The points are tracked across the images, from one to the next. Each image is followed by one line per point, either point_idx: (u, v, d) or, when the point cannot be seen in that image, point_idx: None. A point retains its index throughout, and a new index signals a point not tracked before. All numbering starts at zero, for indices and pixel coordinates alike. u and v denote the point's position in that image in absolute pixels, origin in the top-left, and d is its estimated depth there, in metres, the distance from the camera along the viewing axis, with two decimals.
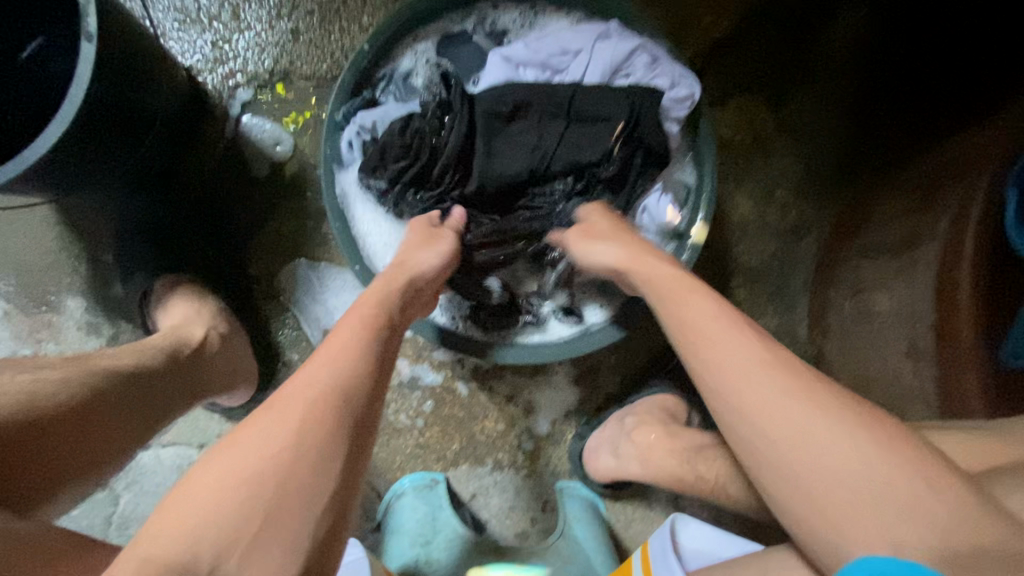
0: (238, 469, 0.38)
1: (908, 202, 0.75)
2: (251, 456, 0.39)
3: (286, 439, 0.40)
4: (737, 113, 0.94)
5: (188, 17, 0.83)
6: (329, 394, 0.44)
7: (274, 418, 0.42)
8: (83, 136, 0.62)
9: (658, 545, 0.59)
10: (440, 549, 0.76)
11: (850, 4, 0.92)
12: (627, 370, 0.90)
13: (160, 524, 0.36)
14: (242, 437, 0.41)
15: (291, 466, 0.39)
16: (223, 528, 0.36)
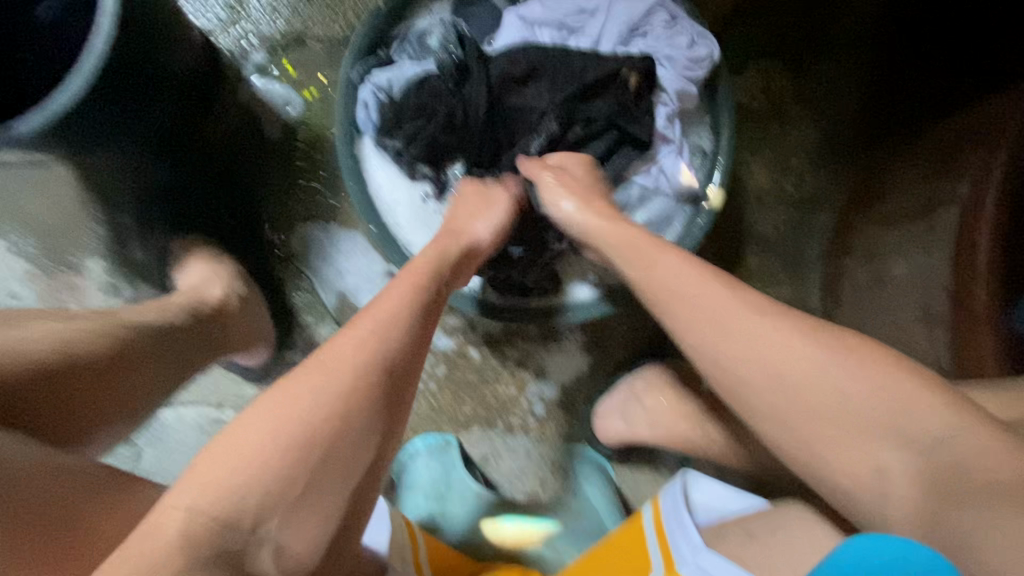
0: (290, 419, 0.41)
1: (926, 168, 0.75)
2: (308, 403, 0.42)
3: (331, 406, 0.43)
4: (755, 79, 0.92)
5: None
6: (370, 363, 0.46)
7: (318, 382, 0.44)
8: (107, 91, 0.62)
9: (670, 502, 0.60)
10: (454, 505, 0.78)
11: None
12: (638, 336, 0.91)
13: (205, 475, 0.38)
14: (285, 389, 0.43)
15: (347, 412, 0.43)
16: (268, 488, 0.38)
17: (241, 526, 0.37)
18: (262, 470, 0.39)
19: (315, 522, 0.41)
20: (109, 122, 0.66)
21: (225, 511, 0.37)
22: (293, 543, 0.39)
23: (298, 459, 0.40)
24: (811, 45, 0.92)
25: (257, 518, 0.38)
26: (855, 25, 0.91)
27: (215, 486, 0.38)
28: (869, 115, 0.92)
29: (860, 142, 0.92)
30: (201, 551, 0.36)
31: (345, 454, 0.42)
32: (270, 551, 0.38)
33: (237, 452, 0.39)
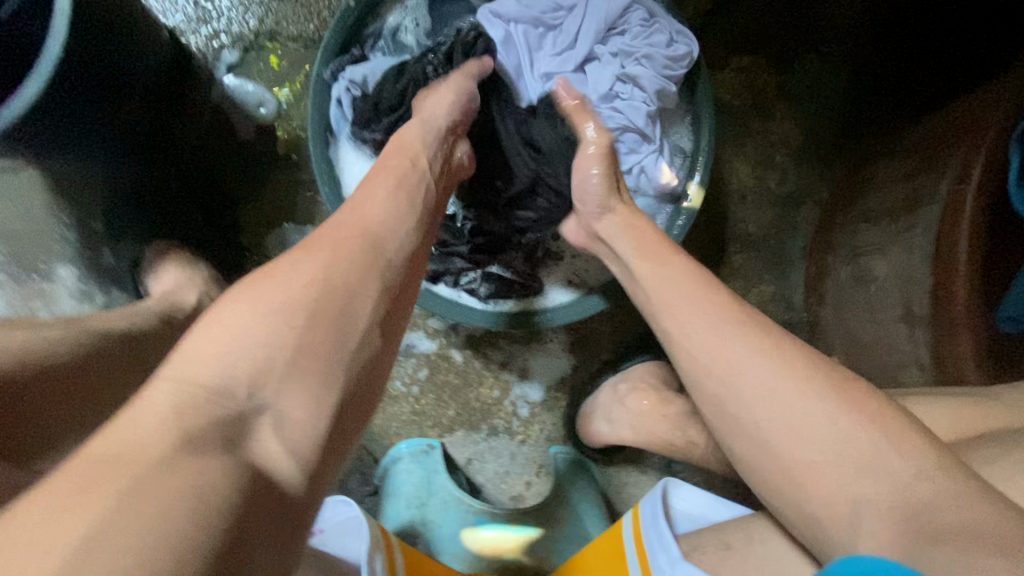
0: (275, 293, 0.39)
1: (908, 165, 0.75)
2: (294, 282, 0.40)
3: (315, 278, 0.41)
4: (737, 75, 0.91)
5: None
6: (359, 241, 0.45)
7: (303, 262, 0.42)
8: (67, 92, 0.60)
9: (649, 509, 0.60)
10: (435, 511, 0.77)
11: None
12: (622, 337, 0.90)
13: (188, 353, 0.35)
14: (265, 278, 0.41)
15: (339, 282, 0.42)
16: (256, 361, 0.36)
17: (232, 396, 0.34)
18: (245, 350, 0.36)
19: (313, 394, 0.37)
20: (72, 124, 0.64)
21: (210, 386, 0.34)
22: (296, 414, 0.36)
23: (280, 329, 0.38)
24: (795, 39, 0.91)
25: (249, 389, 0.35)
26: (840, 18, 0.90)
27: (204, 360, 0.35)
28: (853, 110, 0.91)
29: (843, 138, 0.91)
30: (192, 421, 0.32)
31: (336, 317, 0.40)
32: (268, 425, 0.35)
33: (215, 336, 0.36)
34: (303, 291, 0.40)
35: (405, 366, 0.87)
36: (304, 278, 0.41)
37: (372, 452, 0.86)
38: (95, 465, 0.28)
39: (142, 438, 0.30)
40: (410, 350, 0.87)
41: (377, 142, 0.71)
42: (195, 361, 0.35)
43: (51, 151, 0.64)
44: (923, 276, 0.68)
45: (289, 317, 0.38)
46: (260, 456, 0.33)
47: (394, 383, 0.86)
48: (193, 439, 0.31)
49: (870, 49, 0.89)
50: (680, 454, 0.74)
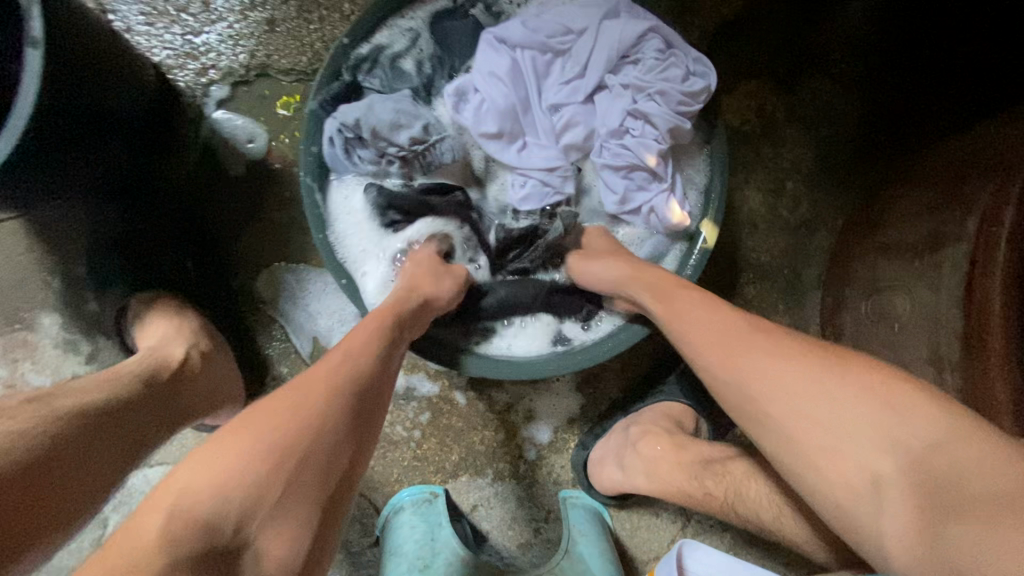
0: (262, 434, 0.42)
1: (930, 197, 0.71)
2: (279, 419, 0.44)
3: (301, 416, 0.44)
4: (745, 100, 0.88)
5: (155, 9, 0.77)
6: (339, 379, 0.48)
7: (291, 396, 0.45)
8: (48, 135, 0.57)
9: (664, 575, 0.58)
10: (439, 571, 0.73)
11: None
12: (632, 374, 0.87)
13: (177, 496, 0.39)
14: (260, 408, 0.45)
15: (322, 430, 0.44)
16: (246, 492, 0.40)
17: (220, 535, 0.38)
18: (244, 474, 0.40)
19: (294, 525, 0.41)
20: (54, 168, 0.60)
21: (202, 521, 0.38)
22: (275, 550, 0.40)
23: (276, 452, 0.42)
24: (806, 60, 0.88)
25: (235, 526, 0.39)
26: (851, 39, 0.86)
27: (197, 490, 0.39)
28: (869, 134, 0.88)
29: (859, 162, 0.88)
30: (182, 554, 0.36)
31: (320, 466, 0.43)
32: (252, 556, 0.39)
33: (221, 461, 0.41)
34: (300, 416, 0.44)
35: (406, 410, 0.83)
36: (307, 404, 0.45)
37: (373, 501, 0.82)
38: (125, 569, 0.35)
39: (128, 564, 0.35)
40: (412, 393, 0.83)
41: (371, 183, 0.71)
42: (202, 482, 0.40)
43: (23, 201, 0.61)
44: (952, 317, 0.64)
45: (287, 451, 0.42)
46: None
47: (394, 428, 0.83)
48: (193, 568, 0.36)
49: (883, 69, 0.87)
50: (699, 506, 0.70)
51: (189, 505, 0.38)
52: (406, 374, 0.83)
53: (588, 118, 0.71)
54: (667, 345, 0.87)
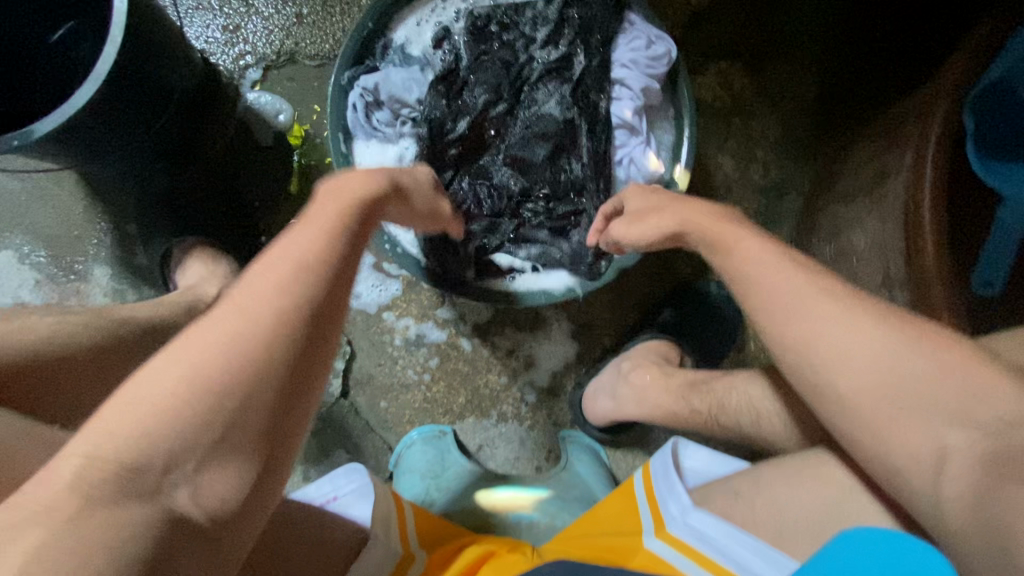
0: (195, 368, 0.38)
1: (876, 146, 0.81)
2: (218, 344, 0.39)
3: (241, 345, 0.40)
4: (717, 78, 0.99)
5: (201, 4, 0.89)
6: (291, 293, 0.44)
7: (224, 328, 0.41)
8: (110, 97, 0.67)
9: (659, 464, 0.62)
10: (449, 481, 0.80)
11: None
12: (622, 323, 0.95)
13: (99, 432, 0.35)
14: (192, 338, 0.40)
15: (256, 355, 0.40)
16: (179, 436, 0.36)
17: (149, 471, 0.35)
18: (158, 421, 0.36)
19: (235, 469, 0.38)
20: (111, 127, 0.70)
21: (122, 467, 0.34)
22: (213, 487, 0.37)
23: (198, 406, 0.37)
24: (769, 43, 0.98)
25: (166, 466, 0.36)
26: (808, 24, 0.98)
27: (123, 431, 0.35)
28: (827, 107, 0.98)
29: (819, 132, 0.98)
30: (100, 483, 0.33)
31: (270, 394, 0.40)
32: (186, 496, 0.36)
33: (130, 401, 0.36)
34: (213, 375, 0.38)
35: (417, 355, 0.90)
36: (228, 353, 0.39)
37: (386, 440, 0.89)
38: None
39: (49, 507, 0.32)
40: (421, 340, 0.91)
41: (390, 137, 0.79)
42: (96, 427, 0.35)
43: (91, 149, 0.71)
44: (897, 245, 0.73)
45: (197, 407, 0.37)
46: (179, 510, 0.36)
47: (406, 372, 0.90)
48: (108, 500, 0.33)
49: (838, 48, 0.97)
50: (686, 423, 0.77)
51: (112, 446, 0.35)
52: (416, 322, 0.90)
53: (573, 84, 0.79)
54: (654, 297, 0.95)
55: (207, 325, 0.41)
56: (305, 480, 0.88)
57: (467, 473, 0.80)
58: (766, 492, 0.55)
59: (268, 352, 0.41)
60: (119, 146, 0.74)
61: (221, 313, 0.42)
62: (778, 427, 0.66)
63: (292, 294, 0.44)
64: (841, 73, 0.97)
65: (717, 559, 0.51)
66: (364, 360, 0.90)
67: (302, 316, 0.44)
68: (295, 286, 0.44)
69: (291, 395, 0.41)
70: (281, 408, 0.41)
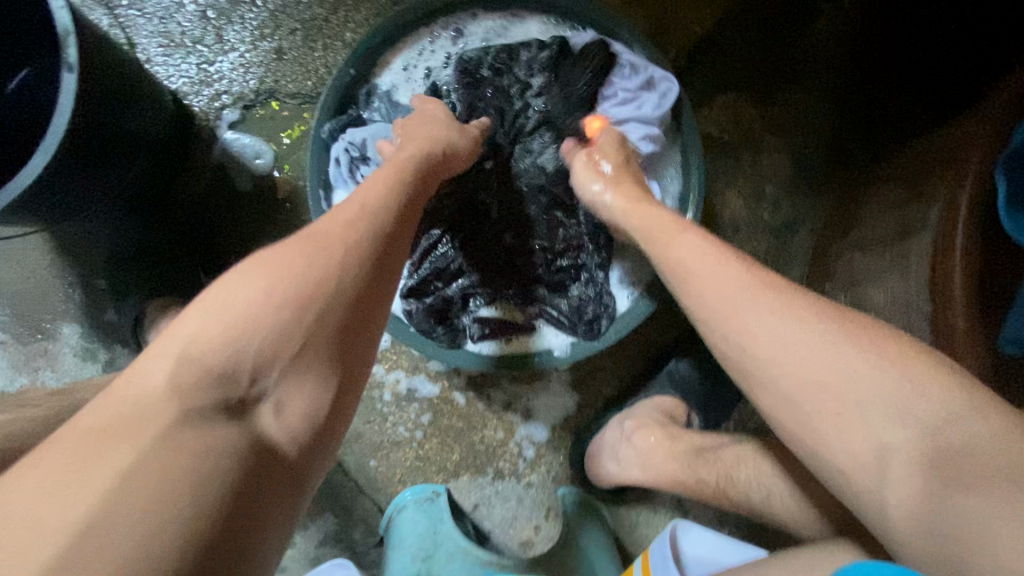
0: (282, 276, 0.40)
1: (898, 193, 0.76)
2: (293, 273, 0.41)
3: (316, 267, 0.42)
4: (724, 112, 0.93)
5: (172, 42, 0.84)
6: (354, 234, 0.46)
7: (306, 248, 0.43)
8: (68, 160, 0.61)
9: (658, 553, 0.58)
10: (441, 563, 0.76)
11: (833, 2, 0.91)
12: (625, 372, 0.90)
13: (184, 341, 0.37)
14: (270, 261, 0.42)
15: (329, 280, 0.42)
16: (264, 341, 0.38)
17: (240, 375, 0.37)
18: (243, 329, 0.38)
19: (313, 387, 0.40)
20: (73, 189, 0.64)
21: (211, 372, 0.36)
22: (296, 398, 0.39)
23: (278, 324, 0.39)
24: (779, 75, 0.93)
25: (255, 370, 0.37)
26: (821, 54, 0.92)
27: (213, 330, 0.37)
28: (841, 142, 0.92)
29: (833, 168, 0.93)
30: (193, 398, 0.35)
31: (336, 327, 0.42)
32: (270, 410, 0.38)
33: (213, 312, 0.38)
34: (290, 297, 0.40)
35: (408, 411, 0.86)
36: (299, 281, 0.41)
37: (376, 501, 0.85)
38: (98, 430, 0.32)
39: (135, 414, 0.33)
40: (413, 395, 0.86)
41: None
42: (186, 331, 0.37)
43: (53, 212, 0.66)
44: (922, 304, 0.68)
45: (277, 325, 0.39)
46: (264, 425, 0.37)
47: (396, 429, 0.86)
48: (202, 412, 0.34)
49: (853, 79, 0.91)
50: (693, 492, 0.71)
51: (197, 349, 0.36)
52: (407, 376, 0.86)
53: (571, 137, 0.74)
54: (658, 344, 0.90)
55: (273, 255, 0.43)
56: (292, 545, 0.84)
57: (461, 554, 0.76)
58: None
59: (339, 289, 0.42)
60: (80, 202, 0.68)
61: (286, 248, 0.43)
62: (795, 511, 0.61)
63: (354, 238, 0.45)
64: (855, 106, 0.92)
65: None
66: (353, 417, 0.85)
67: (365, 253, 0.45)
68: (357, 233, 0.46)
69: (356, 325, 0.43)
70: (350, 334, 0.42)
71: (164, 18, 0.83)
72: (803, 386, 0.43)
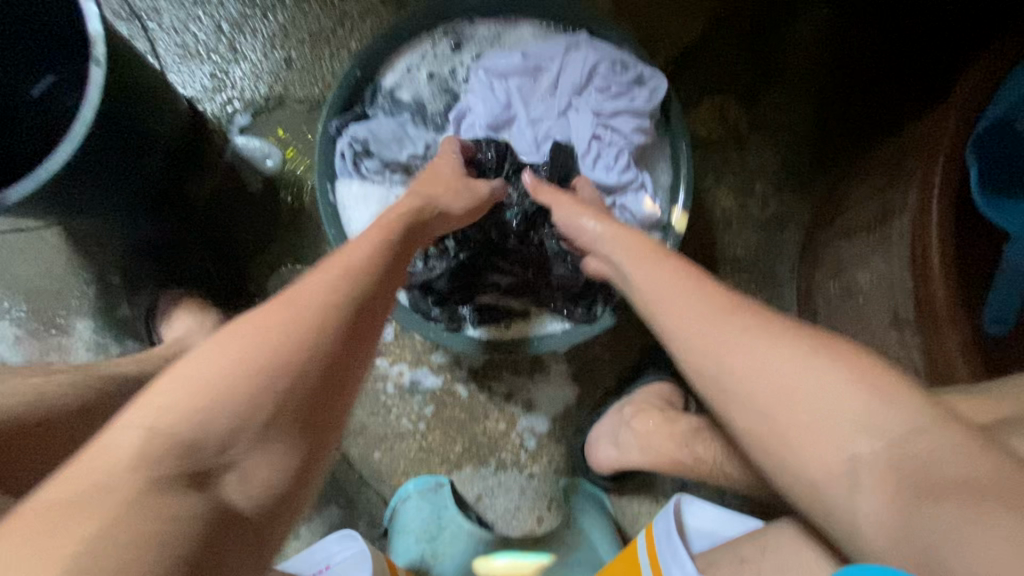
0: (258, 344, 0.40)
1: (878, 181, 0.79)
2: (271, 333, 0.41)
3: (295, 332, 0.42)
4: (712, 113, 0.98)
5: (188, 52, 0.89)
6: (338, 296, 0.46)
7: (287, 314, 0.43)
8: (87, 154, 0.65)
9: (663, 526, 0.57)
10: (447, 546, 0.77)
11: (810, 9, 0.96)
12: (623, 363, 0.91)
13: (165, 400, 0.37)
14: (249, 328, 0.42)
15: (309, 346, 0.42)
16: (234, 409, 0.37)
17: (206, 450, 0.36)
18: (215, 397, 0.37)
19: (285, 447, 0.39)
20: (89, 181, 0.67)
21: (182, 439, 0.35)
22: (261, 473, 0.38)
23: (238, 397, 0.38)
24: (763, 77, 0.97)
25: (224, 441, 0.37)
26: (801, 58, 0.97)
27: (190, 397, 0.37)
28: (825, 140, 0.97)
29: (817, 164, 0.97)
30: (159, 467, 0.34)
31: (313, 390, 0.41)
32: (234, 478, 0.37)
33: (188, 377, 0.38)
34: (250, 368, 0.39)
35: (411, 403, 0.87)
36: (262, 350, 0.40)
37: (380, 492, 0.86)
38: (72, 500, 0.32)
39: (99, 484, 0.32)
40: (416, 387, 0.88)
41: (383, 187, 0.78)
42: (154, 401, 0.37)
43: (70, 205, 0.69)
44: (905, 283, 0.71)
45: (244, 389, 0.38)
46: (226, 499, 0.36)
47: (400, 421, 0.87)
48: (166, 482, 0.34)
49: (832, 81, 0.96)
50: (689, 472, 0.73)
51: (165, 418, 0.36)
52: (410, 369, 0.88)
53: (565, 131, 0.77)
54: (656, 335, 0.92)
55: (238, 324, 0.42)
56: (297, 537, 0.84)
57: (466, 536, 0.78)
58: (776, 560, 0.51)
59: (302, 349, 0.41)
60: (96, 200, 0.71)
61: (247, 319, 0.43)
62: None
63: (336, 293, 0.46)
64: (836, 105, 0.97)
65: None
66: (357, 409, 0.87)
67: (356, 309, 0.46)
68: (342, 291, 0.47)
69: (333, 388, 0.42)
70: (325, 401, 0.42)
71: (182, 29, 0.89)
72: (807, 385, 0.43)
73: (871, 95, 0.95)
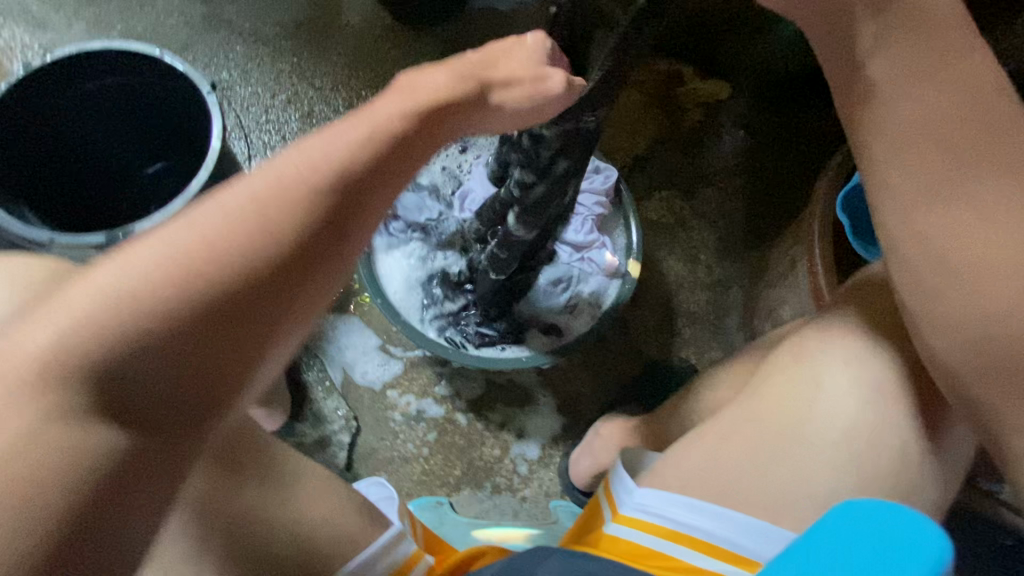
0: (149, 286, 0.38)
1: (789, 241, 1.02)
2: (149, 276, 0.38)
3: (176, 277, 0.38)
4: (660, 203, 1.20)
5: (260, 155, 1.18)
6: (228, 239, 0.40)
7: (162, 248, 0.39)
8: None
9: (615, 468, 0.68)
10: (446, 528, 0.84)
11: (730, 129, 1.23)
12: (601, 397, 1.05)
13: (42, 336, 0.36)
14: (133, 264, 0.39)
15: (199, 296, 0.38)
16: (117, 351, 0.37)
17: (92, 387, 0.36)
18: (108, 340, 0.37)
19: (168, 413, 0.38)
20: None
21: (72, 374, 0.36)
22: (141, 433, 0.38)
23: (160, 343, 0.37)
24: (698, 176, 1.22)
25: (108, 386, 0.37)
26: (728, 162, 1.22)
27: (72, 331, 0.36)
28: (753, 223, 1.19)
29: (749, 240, 1.18)
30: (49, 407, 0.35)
31: (199, 341, 0.38)
32: (121, 435, 0.37)
33: (63, 316, 0.37)
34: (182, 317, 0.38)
35: (416, 430, 0.99)
36: (154, 297, 0.38)
37: None
38: None
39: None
40: (421, 415, 1.00)
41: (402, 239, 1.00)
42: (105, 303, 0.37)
43: None
44: (811, 310, 0.91)
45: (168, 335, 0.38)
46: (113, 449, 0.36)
47: (406, 445, 0.98)
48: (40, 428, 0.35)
49: (755, 177, 1.22)
50: None
51: (48, 359, 0.36)
52: (417, 399, 1.01)
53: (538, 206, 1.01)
54: (629, 373, 1.07)
55: (174, 236, 0.40)
56: None
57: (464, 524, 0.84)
58: (688, 466, 0.62)
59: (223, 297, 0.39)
60: None
61: (185, 227, 0.40)
62: None
63: (241, 231, 0.40)
64: (761, 194, 1.21)
65: (676, 528, 0.58)
66: (369, 434, 0.99)
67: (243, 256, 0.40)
68: (248, 224, 0.41)
69: (216, 341, 0.39)
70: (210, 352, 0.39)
71: (256, 140, 1.19)
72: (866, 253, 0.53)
73: (783, 189, 1.21)
